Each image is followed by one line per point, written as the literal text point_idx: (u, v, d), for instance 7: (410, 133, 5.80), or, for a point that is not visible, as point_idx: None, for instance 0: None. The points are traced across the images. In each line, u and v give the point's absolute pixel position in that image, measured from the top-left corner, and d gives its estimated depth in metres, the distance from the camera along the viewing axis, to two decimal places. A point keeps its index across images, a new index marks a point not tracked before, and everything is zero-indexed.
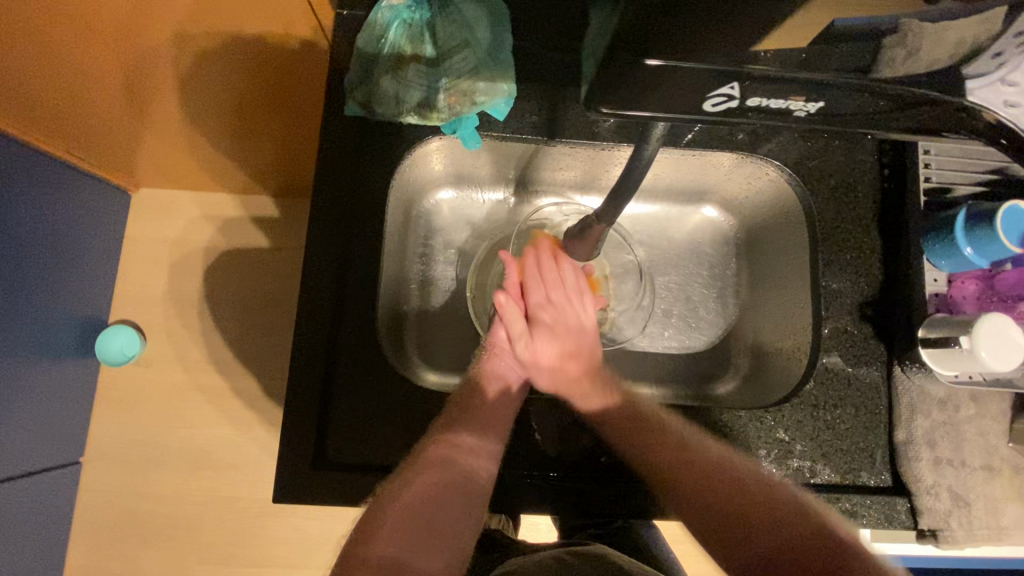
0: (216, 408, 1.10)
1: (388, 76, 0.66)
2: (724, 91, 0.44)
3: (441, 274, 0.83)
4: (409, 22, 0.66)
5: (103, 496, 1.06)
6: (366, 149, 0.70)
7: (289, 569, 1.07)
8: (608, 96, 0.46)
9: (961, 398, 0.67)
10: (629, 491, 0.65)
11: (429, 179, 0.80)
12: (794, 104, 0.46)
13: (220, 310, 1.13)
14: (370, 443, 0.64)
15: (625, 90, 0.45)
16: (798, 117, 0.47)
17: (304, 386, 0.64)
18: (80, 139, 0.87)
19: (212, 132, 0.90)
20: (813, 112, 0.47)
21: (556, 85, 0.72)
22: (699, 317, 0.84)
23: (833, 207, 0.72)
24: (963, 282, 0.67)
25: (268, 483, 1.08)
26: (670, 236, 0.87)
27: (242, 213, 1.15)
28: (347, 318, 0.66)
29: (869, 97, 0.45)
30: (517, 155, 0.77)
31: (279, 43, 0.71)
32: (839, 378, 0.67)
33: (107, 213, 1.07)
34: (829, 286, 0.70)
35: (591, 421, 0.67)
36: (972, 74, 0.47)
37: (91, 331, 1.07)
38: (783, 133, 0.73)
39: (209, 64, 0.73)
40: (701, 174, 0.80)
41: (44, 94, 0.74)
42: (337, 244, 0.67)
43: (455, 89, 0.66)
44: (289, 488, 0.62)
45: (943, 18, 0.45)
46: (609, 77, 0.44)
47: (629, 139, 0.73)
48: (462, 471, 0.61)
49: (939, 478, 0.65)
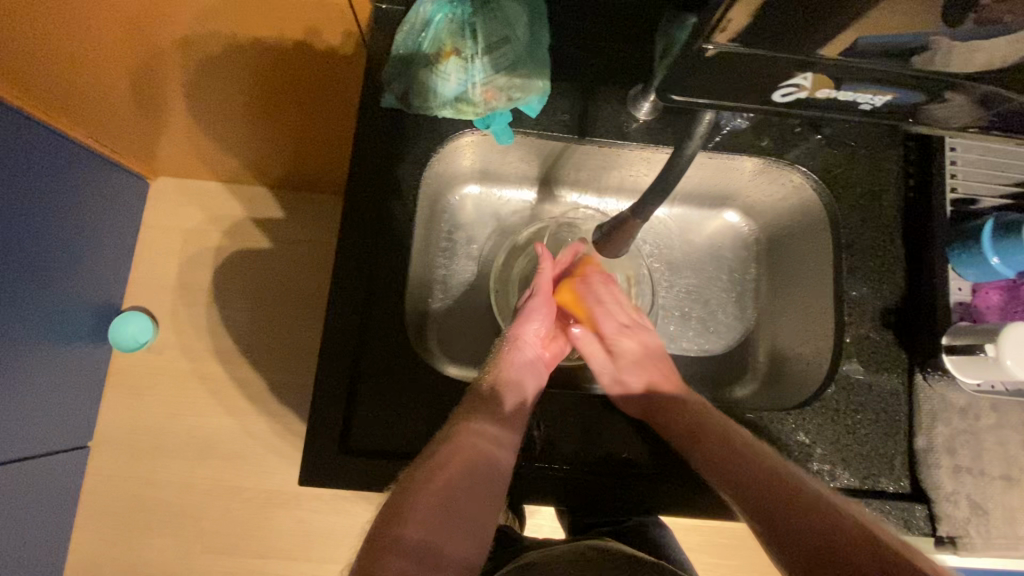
0: (227, 397, 1.10)
1: (428, 71, 0.68)
2: (796, 81, 0.50)
3: (463, 269, 0.84)
4: (451, 17, 0.67)
5: (110, 480, 1.07)
6: (397, 140, 0.71)
7: (293, 561, 1.07)
8: (672, 79, 0.52)
9: (982, 407, 0.68)
10: (647, 490, 0.66)
11: (457, 174, 0.80)
12: (851, 96, 0.52)
13: (234, 300, 1.13)
14: (391, 431, 0.64)
15: (686, 79, 0.51)
16: (857, 109, 0.55)
17: (329, 373, 0.65)
18: (101, 123, 0.88)
19: (236, 124, 0.91)
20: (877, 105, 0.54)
21: (588, 86, 0.73)
22: (717, 322, 0.85)
23: (857, 214, 0.73)
24: (986, 293, 0.68)
25: (277, 474, 1.09)
26: (691, 239, 0.88)
27: (260, 205, 1.16)
28: (374, 309, 0.66)
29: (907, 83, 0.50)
30: (548, 154, 0.78)
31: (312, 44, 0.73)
32: (859, 385, 0.68)
33: (126, 199, 1.08)
34: (851, 293, 0.70)
35: (613, 421, 0.68)
36: None
37: (106, 316, 1.08)
38: (808, 141, 0.74)
39: (243, 59, 0.74)
40: (724, 179, 0.80)
41: (72, 78, 0.74)
42: (365, 234, 0.68)
43: (492, 85, 0.68)
44: (311, 471, 0.63)
45: (971, 36, 0.47)
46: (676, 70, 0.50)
47: (657, 140, 0.73)
48: (488, 459, 0.61)
49: (958, 486, 0.65)
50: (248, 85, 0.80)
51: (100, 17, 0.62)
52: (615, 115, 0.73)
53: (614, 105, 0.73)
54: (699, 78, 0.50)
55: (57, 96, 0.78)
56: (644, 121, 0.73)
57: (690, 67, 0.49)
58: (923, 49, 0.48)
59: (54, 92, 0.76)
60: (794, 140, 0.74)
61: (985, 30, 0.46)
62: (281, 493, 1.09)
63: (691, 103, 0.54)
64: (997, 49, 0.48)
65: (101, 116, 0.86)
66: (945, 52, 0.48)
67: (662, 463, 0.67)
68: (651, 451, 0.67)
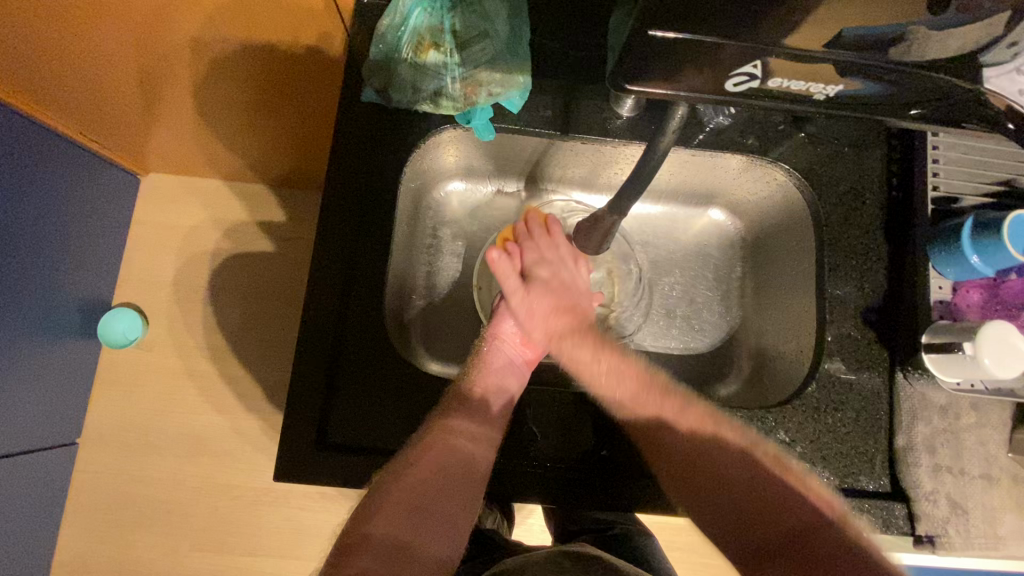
0: (215, 395, 1.10)
1: (407, 65, 0.69)
2: (747, 69, 0.49)
3: (446, 265, 0.84)
4: (429, 10, 0.67)
5: (98, 477, 1.06)
6: (380, 136, 0.70)
7: (279, 559, 1.06)
8: (635, 70, 0.50)
9: (962, 406, 0.68)
10: (625, 488, 0.66)
11: (442, 170, 0.80)
12: (812, 85, 0.51)
13: (223, 297, 1.13)
14: (371, 428, 0.64)
15: (652, 69, 0.50)
16: (815, 99, 0.53)
17: (309, 369, 0.64)
18: (90, 121, 0.87)
19: (223, 121, 0.90)
20: (832, 94, 0.52)
21: (573, 84, 0.73)
22: (701, 320, 0.85)
23: (840, 212, 0.72)
24: (967, 292, 0.68)
25: (264, 471, 1.08)
26: (676, 237, 0.87)
27: (249, 202, 1.16)
28: (355, 305, 0.66)
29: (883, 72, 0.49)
30: (532, 150, 0.78)
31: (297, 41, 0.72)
32: (841, 383, 0.67)
33: (115, 195, 1.07)
34: (833, 291, 0.70)
35: (591, 418, 0.67)
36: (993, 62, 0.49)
37: (94, 313, 1.07)
38: (792, 138, 0.74)
39: (227, 55, 0.74)
40: (709, 177, 0.80)
41: (58, 75, 0.74)
42: (345, 230, 0.67)
43: (470, 79, 0.68)
44: (291, 467, 0.62)
45: (947, 24, 0.46)
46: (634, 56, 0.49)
47: (640, 137, 0.73)
48: (466, 455, 0.61)
49: (938, 485, 0.65)
50: (232, 81, 0.80)
51: (83, 11, 0.62)
52: (599, 111, 0.73)
53: (598, 101, 0.73)
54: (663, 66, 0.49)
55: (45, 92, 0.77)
56: (628, 118, 0.73)
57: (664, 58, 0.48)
58: (900, 38, 0.47)
59: (42, 88, 0.76)
60: (778, 138, 0.74)
61: (962, 17, 0.45)
62: (267, 491, 1.08)
63: (653, 94, 0.53)
64: (973, 32, 0.46)
65: (90, 113, 0.86)
66: (921, 40, 0.47)
67: (641, 460, 0.66)
68: (629, 450, 0.67)
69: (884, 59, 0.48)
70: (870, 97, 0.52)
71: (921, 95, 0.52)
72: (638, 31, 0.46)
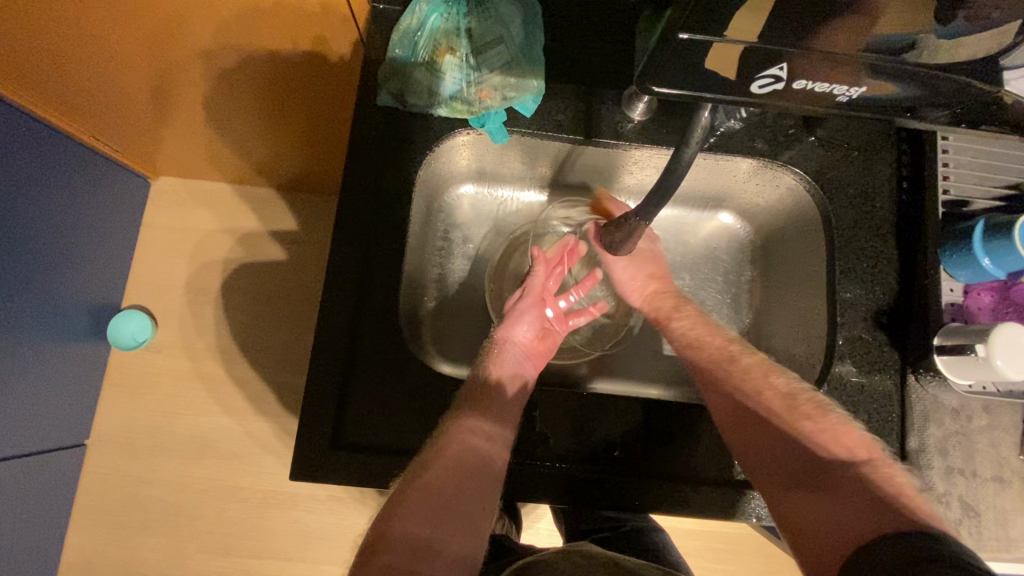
0: (225, 397, 1.10)
1: (424, 70, 0.70)
2: (771, 72, 0.49)
3: (458, 268, 0.85)
4: (446, 16, 0.70)
5: (106, 479, 1.07)
6: (396, 139, 0.71)
7: (287, 562, 1.07)
8: (653, 73, 0.50)
9: (974, 408, 0.68)
10: (638, 489, 0.66)
11: (454, 173, 0.81)
12: (835, 88, 0.51)
13: (233, 299, 1.14)
14: (384, 429, 0.65)
15: (667, 68, 0.49)
16: (837, 101, 0.53)
17: (323, 369, 0.65)
18: (104, 124, 0.88)
19: (235, 124, 0.91)
20: (854, 97, 0.52)
21: (587, 88, 0.74)
22: (711, 323, 0.85)
23: (850, 215, 0.73)
24: (978, 294, 0.69)
25: (273, 473, 1.09)
26: (686, 241, 0.88)
27: (259, 205, 1.16)
28: (369, 306, 0.67)
29: (903, 72, 0.49)
30: (544, 155, 0.79)
31: (312, 47, 0.74)
32: (852, 386, 0.68)
33: (127, 198, 1.08)
34: (845, 293, 0.70)
35: (605, 419, 0.68)
36: (1009, 66, 0.49)
37: (105, 315, 1.08)
38: (802, 142, 0.75)
39: (241, 61, 0.75)
40: (719, 181, 0.81)
41: (73, 79, 0.75)
42: (360, 232, 0.68)
43: (486, 84, 0.69)
44: (304, 467, 0.63)
45: (957, 35, 0.47)
46: (660, 57, 0.48)
47: (653, 140, 0.74)
48: (481, 454, 0.61)
49: (950, 487, 0.65)
50: (246, 86, 0.81)
51: (104, 17, 0.63)
52: (611, 116, 0.73)
53: (612, 105, 0.74)
54: (682, 65, 0.48)
55: (60, 96, 0.78)
56: (639, 121, 0.74)
57: (677, 60, 0.48)
58: (912, 47, 0.48)
59: (57, 91, 0.77)
60: (788, 141, 0.75)
61: (971, 26, 0.46)
62: (277, 493, 1.09)
63: (675, 95, 0.53)
64: (982, 43, 0.47)
65: (103, 118, 0.86)
66: (932, 49, 0.48)
67: (653, 462, 0.67)
68: (641, 451, 0.67)
69: (902, 65, 0.49)
70: (896, 100, 0.53)
71: (933, 99, 0.52)
72: (667, 34, 0.46)
